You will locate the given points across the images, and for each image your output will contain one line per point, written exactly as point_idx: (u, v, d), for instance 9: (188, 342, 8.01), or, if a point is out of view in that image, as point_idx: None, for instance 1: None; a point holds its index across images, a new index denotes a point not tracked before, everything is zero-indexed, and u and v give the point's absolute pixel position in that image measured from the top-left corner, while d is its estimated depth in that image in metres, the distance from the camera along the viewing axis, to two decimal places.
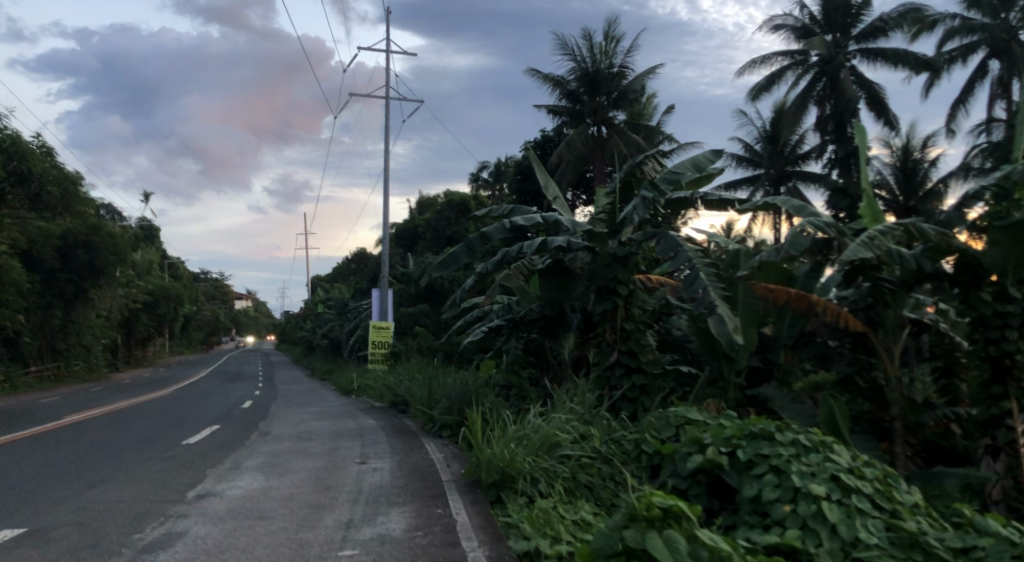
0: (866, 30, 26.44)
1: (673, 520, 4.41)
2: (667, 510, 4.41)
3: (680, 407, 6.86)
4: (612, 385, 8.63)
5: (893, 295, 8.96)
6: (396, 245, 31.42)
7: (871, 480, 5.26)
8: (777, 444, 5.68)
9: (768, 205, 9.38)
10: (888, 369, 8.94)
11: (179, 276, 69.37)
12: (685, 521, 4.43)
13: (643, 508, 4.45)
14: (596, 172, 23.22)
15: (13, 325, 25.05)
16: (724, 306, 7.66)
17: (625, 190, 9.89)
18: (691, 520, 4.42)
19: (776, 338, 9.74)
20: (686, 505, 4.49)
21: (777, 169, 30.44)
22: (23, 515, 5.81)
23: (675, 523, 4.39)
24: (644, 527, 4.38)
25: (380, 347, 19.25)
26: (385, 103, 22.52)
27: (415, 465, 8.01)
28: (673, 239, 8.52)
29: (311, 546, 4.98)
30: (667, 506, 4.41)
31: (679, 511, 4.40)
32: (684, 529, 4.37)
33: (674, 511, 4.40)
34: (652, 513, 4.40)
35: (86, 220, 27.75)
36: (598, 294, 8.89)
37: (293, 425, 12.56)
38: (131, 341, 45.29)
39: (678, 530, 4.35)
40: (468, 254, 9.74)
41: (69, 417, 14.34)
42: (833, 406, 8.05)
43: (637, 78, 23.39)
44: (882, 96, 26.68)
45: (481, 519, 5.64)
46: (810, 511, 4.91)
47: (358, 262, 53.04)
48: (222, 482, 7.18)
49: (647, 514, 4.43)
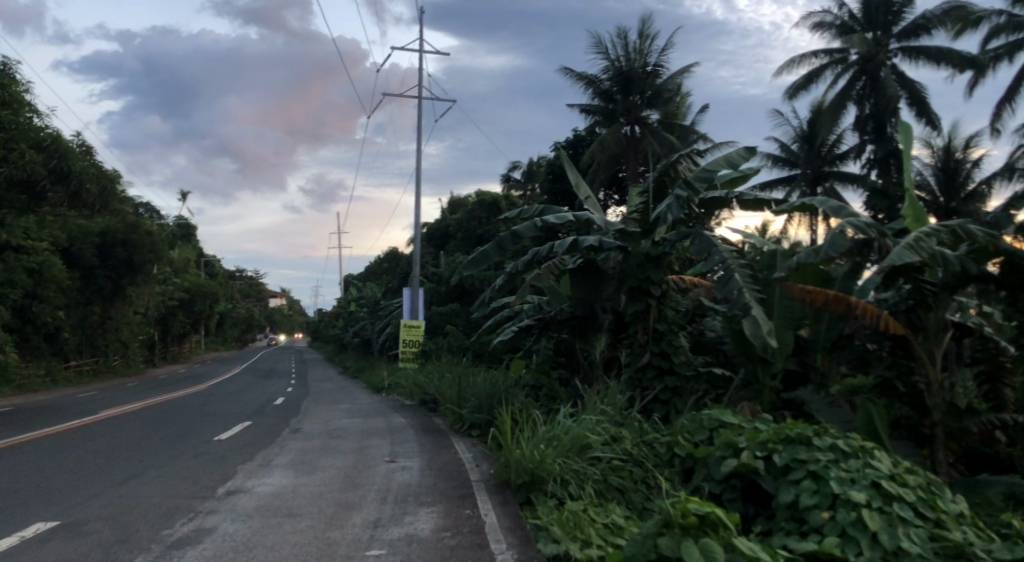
0: (908, 28, 25.83)
1: (710, 528, 4.29)
2: (703, 517, 4.29)
3: (714, 410, 6.70)
4: (644, 386, 8.47)
5: (936, 298, 8.66)
6: (428, 245, 31.51)
7: (914, 487, 5.05)
8: (814, 449, 5.48)
9: (805, 205, 9.15)
10: (931, 374, 8.65)
11: (214, 273, 70.70)
12: (722, 529, 4.31)
13: (678, 514, 4.32)
14: (629, 172, 23.03)
15: (53, 320, 25.70)
16: (759, 308, 7.48)
17: (659, 189, 9.71)
18: (727, 529, 4.30)
19: (812, 340, 9.49)
20: (723, 512, 4.38)
21: (813, 170, 29.84)
22: (56, 509, 5.89)
23: (712, 531, 4.27)
24: (678, 535, 4.25)
25: (411, 346, 18.70)
26: (417, 103, 21.68)
27: (444, 465, 7.97)
28: (707, 239, 8.34)
29: (339, 545, 4.94)
30: (703, 513, 4.30)
31: (716, 518, 4.30)
32: (721, 537, 4.25)
33: (711, 518, 4.29)
34: (688, 521, 4.26)
35: (125, 217, 28.38)
36: (630, 294, 8.72)
37: (323, 422, 12.66)
38: (168, 337, 46.16)
39: (714, 538, 4.23)
40: (498, 253, 9.61)
41: (104, 412, 14.64)
42: (873, 411, 7.83)
43: (672, 76, 23.13)
44: (924, 95, 25.98)
45: (510, 521, 5.54)
46: (850, 518, 4.73)
47: (390, 261, 53.42)
48: (253, 478, 7.24)
49: (683, 521, 4.29)
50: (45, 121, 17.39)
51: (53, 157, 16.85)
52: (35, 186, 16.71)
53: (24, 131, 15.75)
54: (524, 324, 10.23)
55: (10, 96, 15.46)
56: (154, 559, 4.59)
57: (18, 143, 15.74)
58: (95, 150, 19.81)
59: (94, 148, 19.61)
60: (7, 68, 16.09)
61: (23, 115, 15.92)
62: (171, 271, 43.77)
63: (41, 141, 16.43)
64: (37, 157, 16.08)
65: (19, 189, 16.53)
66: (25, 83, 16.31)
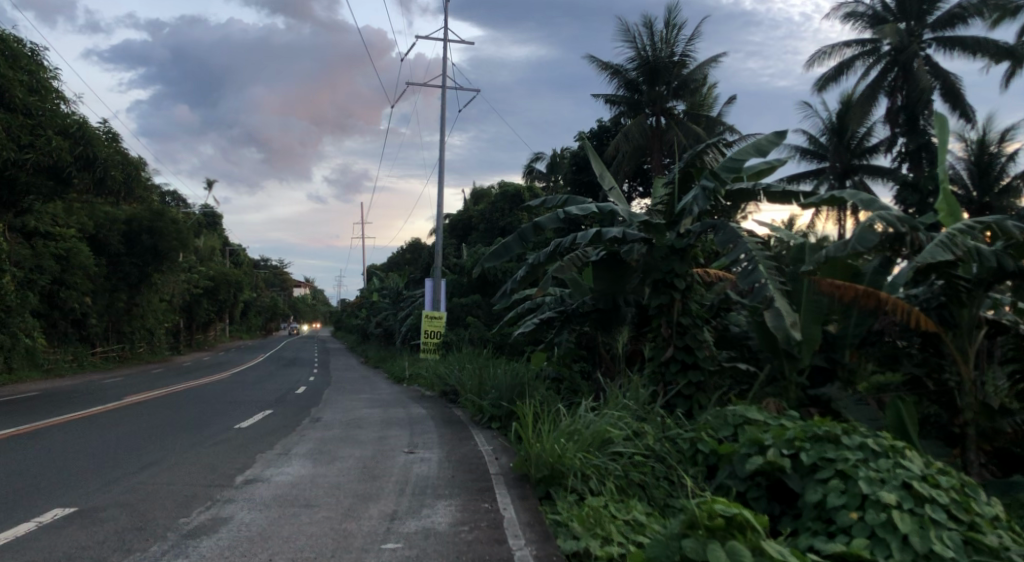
0: (943, 18, 25.15)
1: (738, 530, 4.16)
2: (730, 519, 4.16)
3: (739, 406, 6.53)
4: (667, 380, 8.33)
5: (969, 294, 8.36)
6: (450, 236, 31.46)
7: (946, 488, 4.86)
8: (843, 448, 5.31)
9: (835, 198, 8.90)
10: (962, 371, 8.33)
11: (240, 262, 71.66)
12: (752, 531, 4.17)
13: (704, 516, 4.20)
14: (653, 163, 22.77)
15: (81, 306, 26.15)
16: (783, 301, 7.29)
17: (684, 180, 9.48)
18: (756, 531, 4.15)
19: (841, 336, 9.25)
20: (751, 514, 4.24)
21: (842, 163, 29.29)
22: (75, 495, 5.91)
23: (739, 534, 4.14)
24: (705, 538, 4.14)
25: (433, 337, 18.71)
26: (441, 93, 21.59)
27: (463, 457, 7.91)
28: (733, 230, 8.17)
29: (355, 537, 4.87)
30: (730, 515, 4.16)
31: (744, 520, 4.15)
32: (749, 539, 4.11)
33: (738, 521, 4.15)
34: (714, 522, 4.15)
35: (151, 205, 28.83)
36: (654, 286, 8.56)
37: (343, 411, 12.69)
38: (194, 326, 46.77)
39: (742, 540, 4.09)
40: (520, 244, 9.46)
41: (129, 398, 14.83)
42: (901, 408, 7.58)
43: (699, 67, 22.85)
44: (958, 86, 25.30)
45: (529, 516, 5.45)
46: (879, 520, 4.58)
47: (413, 252, 53.49)
48: (271, 467, 7.22)
49: (709, 523, 4.18)
50: (73, 109, 17.57)
51: (80, 143, 16.94)
52: (61, 173, 16.90)
53: (52, 118, 15.98)
54: (545, 316, 10.16)
55: (37, 82, 15.70)
56: (169, 548, 4.56)
57: (46, 130, 15.93)
58: (122, 138, 19.98)
59: (120, 136, 19.75)
60: (35, 56, 16.28)
61: (51, 102, 16.09)
62: (196, 259, 44.21)
63: (68, 128, 16.56)
64: (64, 143, 16.23)
65: (46, 176, 16.68)
66: (53, 71, 16.48)
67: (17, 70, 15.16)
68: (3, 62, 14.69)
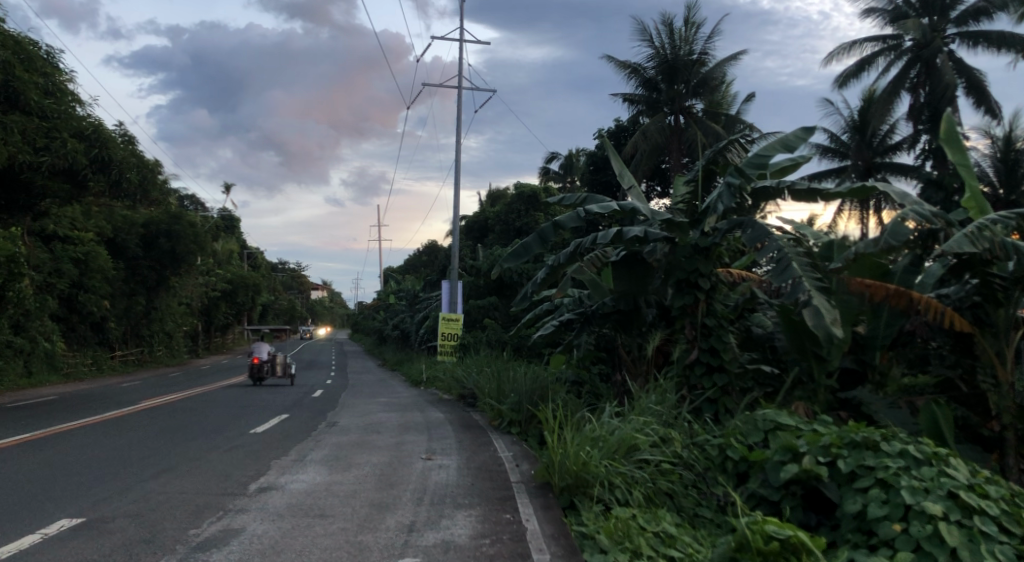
0: (967, 12, 24.59)
1: (791, 554, 3.94)
2: (784, 542, 3.94)
3: (769, 410, 6.20)
4: (692, 384, 8.06)
5: (1006, 294, 7.96)
6: (467, 238, 31.17)
7: (996, 499, 4.57)
8: (883, 455, 5.02)
9: (864, 192, 8.56)
10: (999, 374, 7.93)
11: (258, 264, 72.00)
12: (807, 555, 3.94)
13: (757, 538, 3.98)
14: (672, 163, 22.45)
15: (100, 309, 26.30)
16: (818, 299, 6.95)
17: (706, 178, 9.19)
18: (812, 554, 3.92)
19: (870, 337, 8.84)
20: (807, 536, 4.02)
21: (864, 161, 28.70)
22: (85, 504, 5.76)
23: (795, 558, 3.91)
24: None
25: (449, 339, 18.58)
26: (457, 94, 21.45)
27: (483, 464, 7.70)
28: (762, 227, 7.80)
29: (371, 551, 4.65)
30: (784, 538, 3.95)
31: (798, 542, 3.93)
32: None
33: (792, 543, 3.93)
34: (768, 547, 3.94)
35: (169, 208, 29.01)
36: (677, 287, 8.29)
37: (360, 416, 12.52)
38: (212, 328, 47.01)
39: None
40: (539, 244, 9.16)
41: (146, 402, 14.76)
42: (937, 412, 7.30)
43: (718, 64, 22.49)
44: (983, 82, 24.71)
45: (554, 528, 5.20)
46: (925, 532, 4.27)
47: (431, 255, 53.23)
48: (286, 474, 7.06)
49: (763, 547, 3.95)
50: (90, 113, 17.56)
51: (95, 146, 16.85)
52: (77, 176, 16.83)
53: (66, 120, 15.89)
54: (565, 319, 9.99)
55: (53, 85, 15.77)
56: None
57: (61, 133, 15.87)
58: (138, 142, 19.96)
59: (136, 140, 19.69)
60: (51, 58, 16.36)
61: (66, 105, 16.11)
62: (214, 262, 44.46)
63: (83, 131, 16.47)
64: (79, 146, 16.17)
65: (62, 180, 16.72)
66: (69, 74, 16.52)
67: (33, 74, 15.23)
68: (19, 64, 14.73)
